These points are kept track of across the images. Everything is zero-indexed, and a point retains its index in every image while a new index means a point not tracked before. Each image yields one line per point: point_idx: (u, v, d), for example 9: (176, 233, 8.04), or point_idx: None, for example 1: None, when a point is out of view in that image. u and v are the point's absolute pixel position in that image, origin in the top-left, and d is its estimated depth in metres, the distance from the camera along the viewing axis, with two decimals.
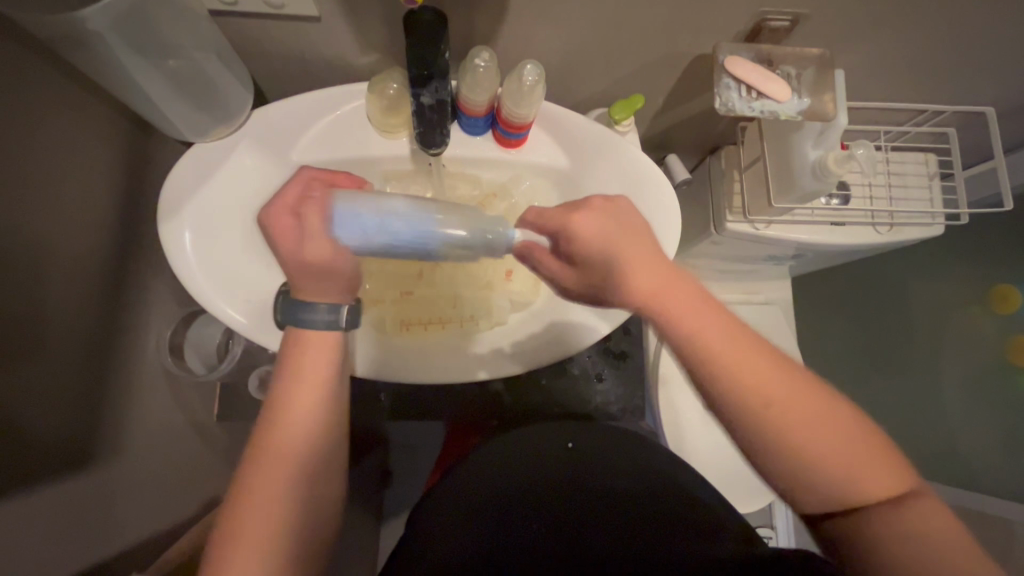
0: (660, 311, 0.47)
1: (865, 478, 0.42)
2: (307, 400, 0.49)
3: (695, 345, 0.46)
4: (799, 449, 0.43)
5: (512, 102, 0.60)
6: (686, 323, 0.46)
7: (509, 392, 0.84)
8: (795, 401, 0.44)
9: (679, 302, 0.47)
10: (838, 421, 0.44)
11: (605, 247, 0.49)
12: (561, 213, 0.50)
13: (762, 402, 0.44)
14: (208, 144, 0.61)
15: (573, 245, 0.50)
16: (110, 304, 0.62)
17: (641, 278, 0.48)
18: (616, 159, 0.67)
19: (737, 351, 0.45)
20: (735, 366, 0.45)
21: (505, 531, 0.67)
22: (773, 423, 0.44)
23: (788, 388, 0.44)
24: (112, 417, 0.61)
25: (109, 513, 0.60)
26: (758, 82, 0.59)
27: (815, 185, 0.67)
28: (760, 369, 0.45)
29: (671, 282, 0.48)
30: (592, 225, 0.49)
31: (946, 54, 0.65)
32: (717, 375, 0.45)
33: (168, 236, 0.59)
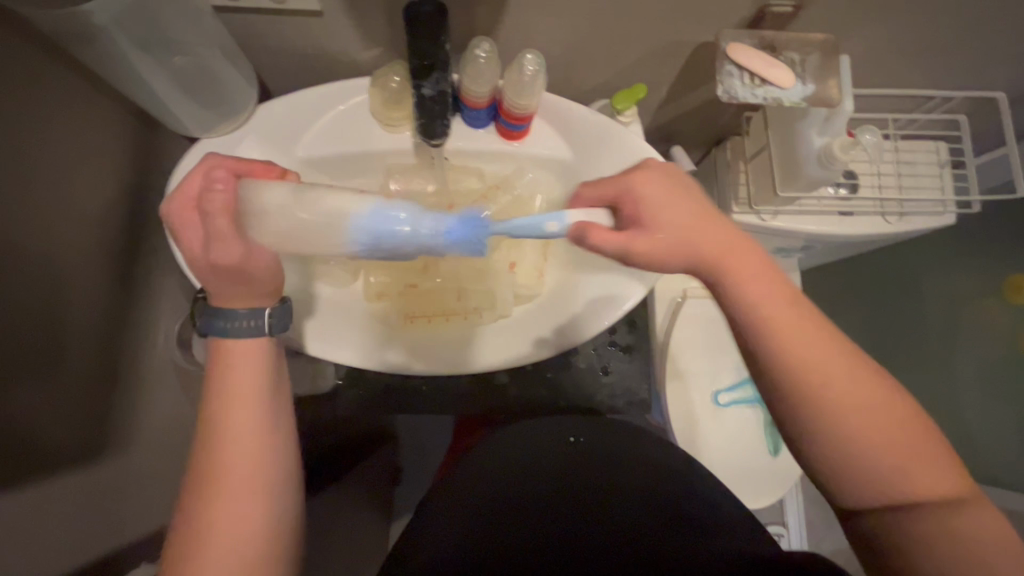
0: (731, 280, 0.48)
1: (916, 471, 0.44)
2: (243, 421, 0.48)
3: (758, 313, 0.47)
4: (846, 425, 0.45)
5: (513, 93, 0.60)
6: (756, 296, 0.48)
7: (515, 385, 0.83)
8: (841, 374, 0.46)
9: (744, 270, 0.48)
10: (885, 404, 0.45)
11: (675, 215, 0.49)
12: (621, 182, 0.50)
13: (817, 373, 0.46)
14: (214, 139, 0.62)
15: (638, 207, 0.49)
16: (119, 300, 0.63)
17: (702, 239, 0.48)
18: (618, 151, 0.67)
19: (797, 320, 0.47)
20: (793, 333, 0.47)
21: (510, 525, 0.67)
22: (825, 399, 0.45)
23: (852, 372, 0.46)
24: (121, 409, 0.62)
25: (119, 503, 0.61)
26: (761, 68, 0.59)
27: (822, 173, 0.66)
28: (824, 348, 0.46)
29: (741, 250, 0.49)
30: (659, 197, 0.49)
31: (954, 38, 0.64)
32: (773, 343, 0.47)
33: None
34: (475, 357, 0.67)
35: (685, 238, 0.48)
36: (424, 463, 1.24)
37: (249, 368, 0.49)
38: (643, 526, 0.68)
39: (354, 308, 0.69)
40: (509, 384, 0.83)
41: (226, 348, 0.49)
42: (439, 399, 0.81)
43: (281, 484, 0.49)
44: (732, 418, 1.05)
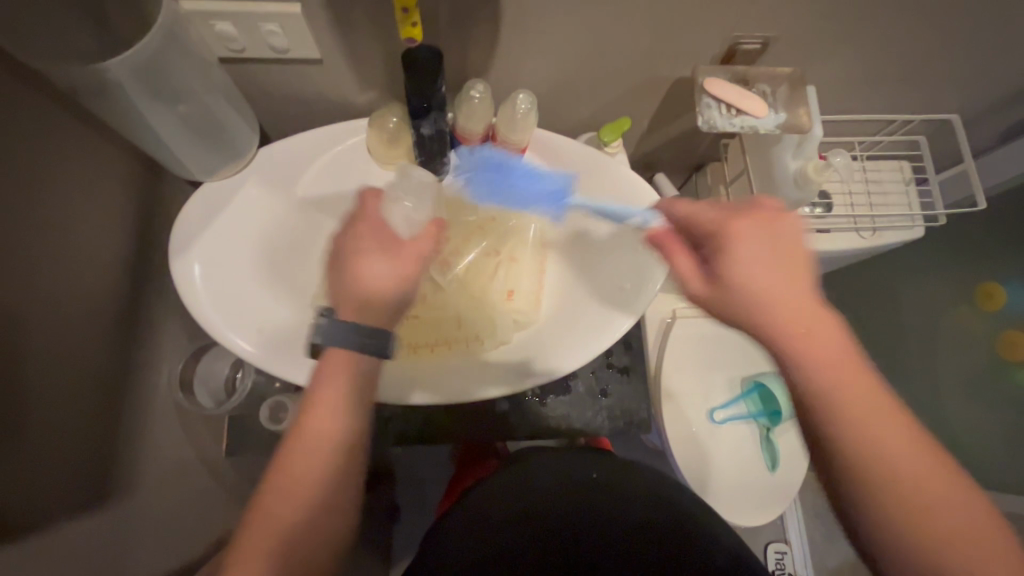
0: (800, 357, 0.48)
1: (948, 528, 0.44)
2: (320, 423, 0.53)
3: (822, 384, 0.47)
4: (877, 475, 0.45)
5: (506, 129, 0.63)
6: (818, 369, 0.47)
7: (516, 412, 0.83)
8: (904, 448, 0.46)
9: (828, 345, 0.47)
10: (923, 457, 0.46)
11: (756, 270, 0.49)
12: (720, 220, 0.52)
13: (879, 449, 0.46)
14: (217, 182, 0.64)
15: (723, 257, 0.50)
16: (121, 341, 0.63)
17: (800, 300, 0.48)
18: (608, 179, 0.70)
19: (878, 402, 0.47)
20: (857, 413, 0.46)
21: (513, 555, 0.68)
22: (875, 476, 0.46)
23: (920, 456, 0.46)
24: (125, 452, 0.61)
25: (125, 549, 0.60)
26: (737, 100, 0.63)
27: (797, 194, 0.71)
28: (875, 414, 0.46)
29: (823, 319, 0.48)
30: (756, 258, 0.49)
31: (906, 68, 0.70)
32: (836, 407, 0.47)
33: (180, 273, 0.61)
34: (480, 384, 0.68)
35: (773, 297, 0.48)
36: (423, 498, 1.22)
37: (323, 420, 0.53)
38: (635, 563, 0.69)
39: None
40: (510, 411, 0.84)
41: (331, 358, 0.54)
42: (440, 429, 0.82)
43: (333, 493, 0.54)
44: (728, 435, 1.07)
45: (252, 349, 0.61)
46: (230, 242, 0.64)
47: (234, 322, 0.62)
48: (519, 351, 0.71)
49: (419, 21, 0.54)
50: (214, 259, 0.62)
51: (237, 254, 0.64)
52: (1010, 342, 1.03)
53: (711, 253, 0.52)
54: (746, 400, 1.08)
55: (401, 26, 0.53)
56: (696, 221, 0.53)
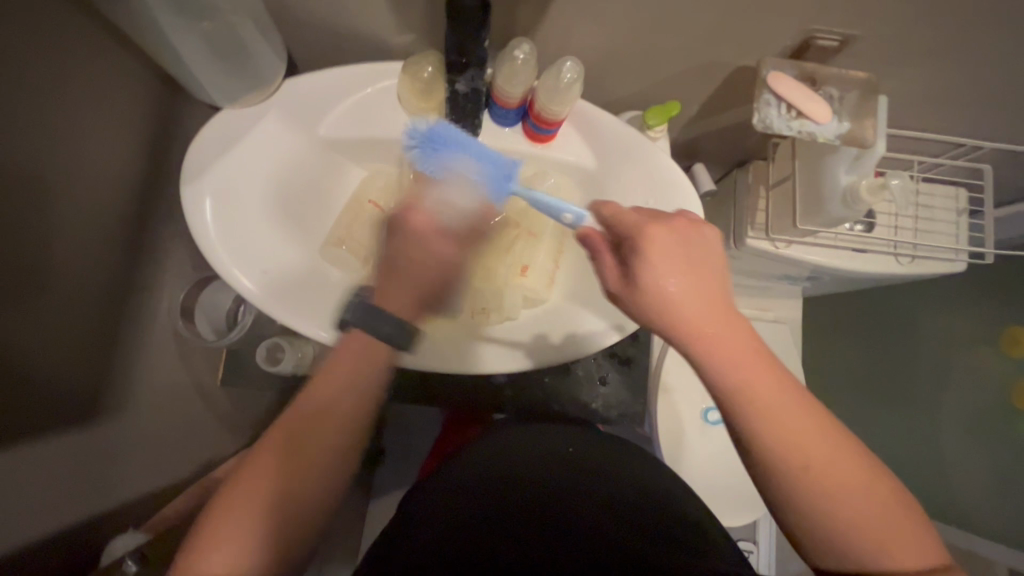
0: (714, 364, 0.48)
1: (870, 537, 0.45)
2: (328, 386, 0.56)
3: (732, 386, 0.48)
4: (795, 491, 0.47)
5: (546, 97, 0.59)
6: (735, 376, 0.48)
7: (511, 386, 0.83)
8: (800, 445, 0.47)
9: (724, 350, 0.48)
10: (856, 472, 0.47)
11: (667, 271, 0.48)
12: (639, 223, 0.49)
13: (799, 456, 0.47)
14: (235, 109, 0.61)
15: (635, 251, 0.49)
16: (125, 260, 0.62)
17: (694, 303, 0.48)
18: (643, 165, 0.66)
19: (768, 399, 0.48)
20: (775, 416, 0.47)
21: (494, 516, 0.66)
22: (806, 481, 0.47)
23: (839, 458, 0.47)
24: (120, 371, 0.61)
25: (114, 464, 0.61)
26: (799, 101, 0.58)
27: (844, 212, 0.66)
28: (799, 427, 0.47)
29: (729, 328, 0.48)
30: (663, 254, 0.48)
31: (991, 91, 0.64)
32: (751, 415, 0.48)
33: (188, 199, 0.59)
34: (478, 357, 0.66)
35: (684, 305, 0.48)
36: (408, 447, 1.24)
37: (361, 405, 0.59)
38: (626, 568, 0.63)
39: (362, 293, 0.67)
40: (506, 384, 0.83)
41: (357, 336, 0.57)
42: (431, 389, 0.83)
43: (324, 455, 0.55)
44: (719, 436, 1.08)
45: (255, 289, 0.60)
46: (243, 174, 0.61)
47: (237, 258, 0.60)
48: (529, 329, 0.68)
49: None
50: (224, 191, 0.60)
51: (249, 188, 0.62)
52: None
53: (625, 246, 0.50)
54: None
55: None
56: (623, 216, 0.50)
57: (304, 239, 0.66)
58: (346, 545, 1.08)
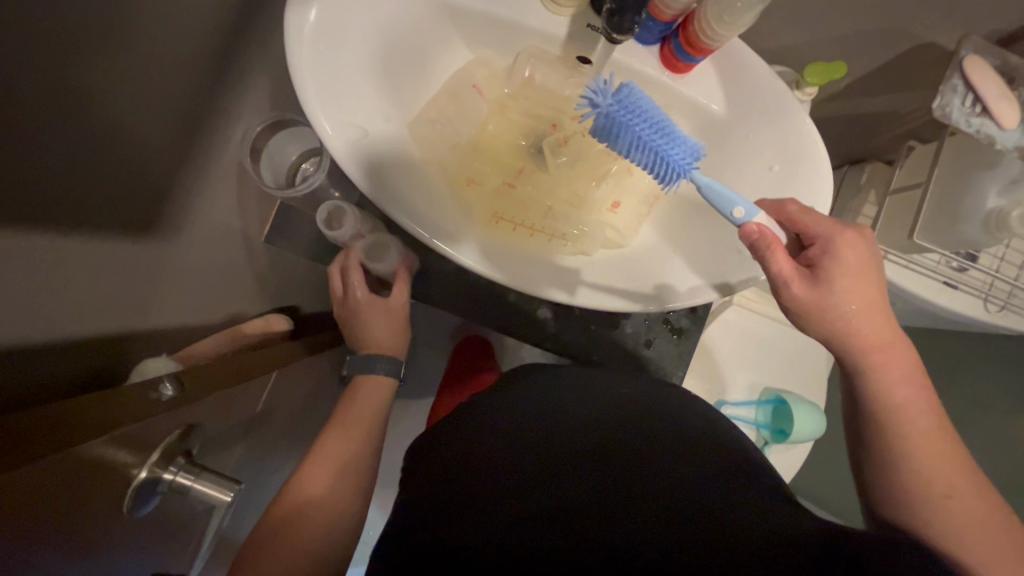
0: (869, 367, 0.52)
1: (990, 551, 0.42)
2: None
3: (880, 392, 0.51)
4: (926, 495, 0.46)
5: (715, 14, 0.53)
6: (883, 380, 0.51)
7: (555, 323, 0.80)
8: (928, 456, 0.48)
9: (887, 362, 0.52)
10: (983, 498, 0.46)
11: (850, 275, 0.51)
12: (831, 226, 0.52)
13: (923, 462, 0.48)
14: None
15: (827, 254, 0.51)
16: (204, 73, 0.56)
17: (860, 301, 0.51)
18: (780, 126, 0.60)
19: (912, 414, 0.50)
20: (910, 426, 0.50)
21: (522, 453, 0.55)
22: (935, 492, 0.46)
23: (963, 478, 0.47)
24: (172, 189, 0.57)
25: (150, 286, 0.57)
26: (992, 96, 0.50)
27: (980, 236, 0.60)
28: (924, 435, 0.49)
29: (887, 342, 0.52)
30: (848, 256, 0.51)
31: None
32: (885, 412, 0.51)
33: (292, 18, 0.53)
34: (544, 278, 0.60)
35: (852, 302, 0.51)
36: None
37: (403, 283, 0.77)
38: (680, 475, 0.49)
39: (441, 183, 0.62)
40: (550, 321, 0.80)
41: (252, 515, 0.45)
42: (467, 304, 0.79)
43: None
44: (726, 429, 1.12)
45: (336, 141, 0.55)
46: (355, 12, 0.55)
47: (327, 102, 0.54)
48: (598, 266, 0.64)
49: None
50: (332, 24, 0.54)
51: (357, 32, 0.56)
52: None
53: (812, 251, 0.52)
54: (759, 408, 1.12)
55: None
56: (812, 216, 0.53)
57: (394, 106, 0.61)
58: None
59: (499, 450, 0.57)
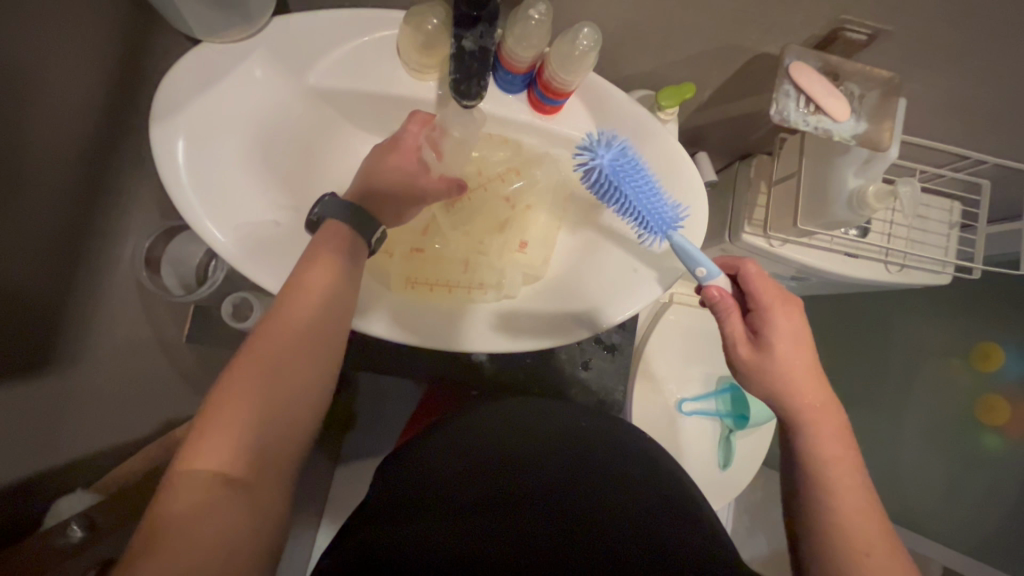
0: (806, 434, 0.54)
1: None
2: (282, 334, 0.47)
3: (817, 458, 0.53)
4: (846, 563, 0.48)
5: (558, 64, 0.55)
6: (821, 449, 0.53)
7: (492, 363, 0.82)
8: (857, 532, 0.49)
9: (825, 431, 0.54)
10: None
11: (789, 343, 0.55)
12: (773, 298, 0.57)
13: (848, 533, 0.49)
14: (217, 45, 0.56)
15: (764, 324, 0.56)
16: (87, 201, 0.56)
17: (795, 365, 0.55)
18: (651, 148, 0.63)
19: (846, 489, 0.51)
20: (841, 496, 0.51)
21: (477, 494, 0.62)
22: (852, 562, 0.48)
23: (884, 555, 0.48)
24: (74, 321, 0.56)
25: (63, 423, 0.55)
26: (820, 95, 0.55)
27: (849, 214, 0.65)
28: (856, 506, 0.50)
29: (825, 410, 0.54)
30: (785, 324, 0.56)
31: (1015, 104, 0.62)
32: (822, 479, 0.52)
33: (159, 138, 0.54)
34: (466, 332, 0.62)
35: (789, 365, 0.55)
36: (377, 415, 1.21)
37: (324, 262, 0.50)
38: (631, 528, 0.61)
39: None
40: (487, 362, 0.82)
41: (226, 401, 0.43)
42: (402, 359, 0.82)
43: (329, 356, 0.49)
44: (692, 426, 1.14)
45: (226, 243, 0.57)
46: (222, 117, 0.57)
47: (213, 210, 0.57)
48: (523, 313, 0.64)
49: None
50: (200, 134, 0.56)
51: (228, 135, 0.58)
52: (989, 405, 1.03)
53: (755, 319, 0.57)
54: (717, 399, 1.15)
55: None
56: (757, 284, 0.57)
57: (283, 196, 0.62)
58: (308, 511, 1.05)
59: (460, 492, 0.62)
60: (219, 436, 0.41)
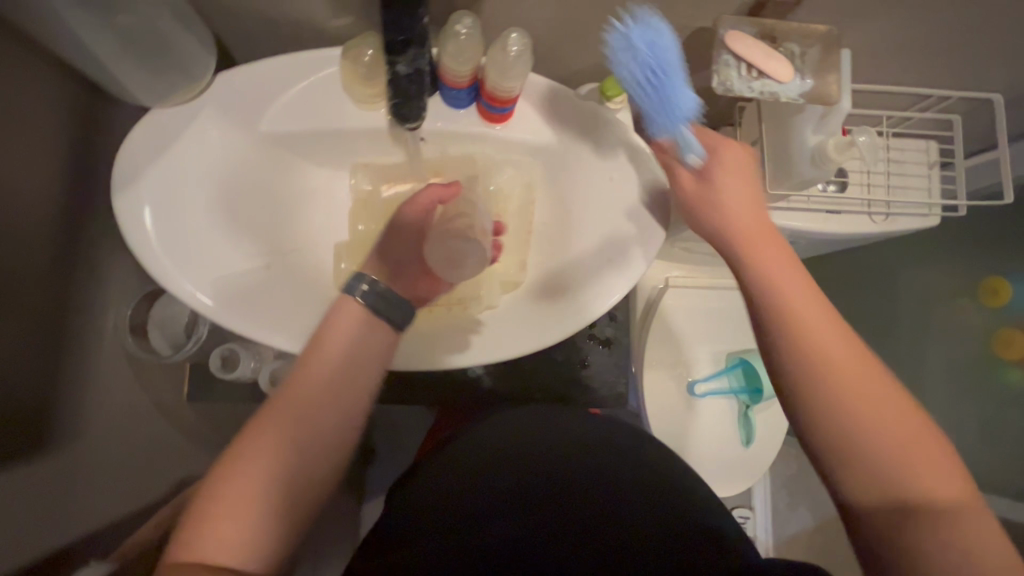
0: (767, 275, 0.53)
1: (892, 453, 0.47)
2: (302, 395, 0.52)
3: (784, 297, 0.52)
4: (849, 407, 0.48)
5: (496, 74, 0.56)
6: (785, 287, 0.53)
7: (490, 377, 0.82)
8: (842, 367, 0.50)
9: (783, 269, 0.54)
10: (892, 400, 0.49)
11: (734, 182, 0.57)
12: (716, 138, 0.58)
13: (828, 363, 0.50)
14: (167, 110, 0.58)
15: (708, 160, 0.57)
16: (66, 279, 0.57)
17: (737, 197, 0.56)
18: (605, 139, 0.64)
19: (818, 321, 0.51)
20: (815, 327, 0.51)
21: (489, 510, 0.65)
22: (845, 400, 0.49)
23: (868, 382, 0.49)
24: (68, 395, 0.57)
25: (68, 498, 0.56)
26: (759, 60, 0.55)
27: (813, 172, 0.64)
28: (832, 338, 0.51)
29: (783, 250, 0.55)
30: (728, 160, 0.57)
31: (961, 35, 0.61)
32: (792, 315, 0.52)
33: (124, 210, 0.56)
34: (451, 349, 0.62)
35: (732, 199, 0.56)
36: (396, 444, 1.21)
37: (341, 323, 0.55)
38: (631, 529, 0.65)
39: (320, 298, 0.65)
40: (484, 376, 0.82)
41: (242, 454, 0.49)
42: (401, 390, 0.81)
43: (346, 407, 0.54)
44: (707, 408, 1.12)
45: (207, 299, 0.58)
46: (182, 178, 0.58)
47: (188, 270, 0.58)
48: (511, 320, 0.64)
49: None
50: (163, 199, 0.57)
51: (191, 194, 0.59)
52: (1007, 339, 1.01)
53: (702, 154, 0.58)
54: (730, 376, 1.13)
55: None
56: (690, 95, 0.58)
57: (251, 243, 0.63)
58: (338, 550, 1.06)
59: (472, 504, 0.65)
60: (239, 487, 0.47)
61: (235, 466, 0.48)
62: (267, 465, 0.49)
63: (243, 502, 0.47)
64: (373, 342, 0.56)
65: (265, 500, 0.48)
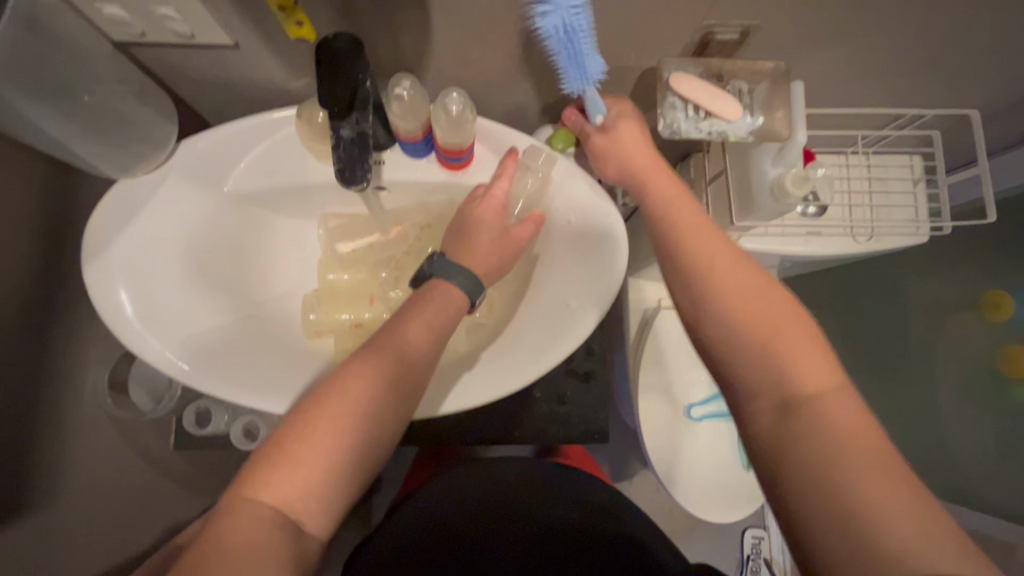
0: (688, 241, 0.50)
1: (831, 438, 0.39)
2: (351, 398, 0.47)
3: (711, 259, 0.49)
4: (772, 372, 0.43)
5: (443, 130, 0.57)
6: (712, 249, 0.49)
7: (468, 417, 0.83)
8: (773, 333, 0.44)
9: (715, 239, 0.50)
10: (833, 388, 0.42)
11: (634, 131, 0.57)
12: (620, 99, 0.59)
13: (754, 328, 0.45)
14: (133, 180, 0.60)
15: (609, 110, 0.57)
16: (44, 346, 0.60)
17: (639, 149, 0.56)
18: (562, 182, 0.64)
19: (754, 288, 0.47)
20: (746, 294, 0.47)
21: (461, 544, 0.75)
22: (770, 368, 0.44)
23: (812, 362, 0.43)
24: (48, 459, 0.59)
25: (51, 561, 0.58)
26: (705, 101, 0.55)
27: (772, 207, 0.62)
28: (774, 308, 0.46)
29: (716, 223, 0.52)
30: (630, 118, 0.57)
31: (924, 60, 0.59)
32: (716, 279, 0.48)
33: (95, 279, 0.58)
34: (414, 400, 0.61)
35: (630, 148, 0.56)
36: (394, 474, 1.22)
37: (373, 364, 0.49)
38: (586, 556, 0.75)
39: (293, 347, 0.67)
40: (464, 416, 0.83)
41: (293, 440, 0.45)
42: None
43: (392, 413, 0.50)
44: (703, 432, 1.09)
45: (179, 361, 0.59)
46: (151, 244, 0.60)
47: (160, 333, 0.60)
48: (482, 367, 0.63)
49: (305, 22, 0.51)
50: (132, 265, 0.59)
51: (160, 259, 0.61)
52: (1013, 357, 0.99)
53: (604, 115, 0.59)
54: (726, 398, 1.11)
55: (286, 26, 0.50)
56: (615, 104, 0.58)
57: (222, 299, 0.65)
58: None
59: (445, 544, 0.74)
60: (288, 473, 0.44)
61: (277, 465, 0.44)
62: (309, 460, 0.44)
63: (301, 484, 0.44)
64: (407, 389, 0.51)
65: (320, 488, 0.45)
